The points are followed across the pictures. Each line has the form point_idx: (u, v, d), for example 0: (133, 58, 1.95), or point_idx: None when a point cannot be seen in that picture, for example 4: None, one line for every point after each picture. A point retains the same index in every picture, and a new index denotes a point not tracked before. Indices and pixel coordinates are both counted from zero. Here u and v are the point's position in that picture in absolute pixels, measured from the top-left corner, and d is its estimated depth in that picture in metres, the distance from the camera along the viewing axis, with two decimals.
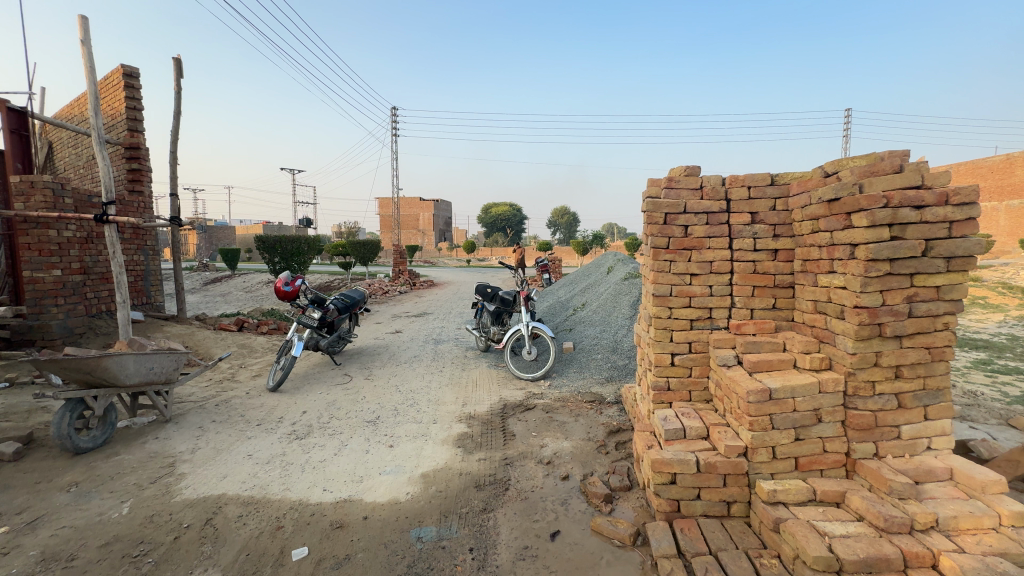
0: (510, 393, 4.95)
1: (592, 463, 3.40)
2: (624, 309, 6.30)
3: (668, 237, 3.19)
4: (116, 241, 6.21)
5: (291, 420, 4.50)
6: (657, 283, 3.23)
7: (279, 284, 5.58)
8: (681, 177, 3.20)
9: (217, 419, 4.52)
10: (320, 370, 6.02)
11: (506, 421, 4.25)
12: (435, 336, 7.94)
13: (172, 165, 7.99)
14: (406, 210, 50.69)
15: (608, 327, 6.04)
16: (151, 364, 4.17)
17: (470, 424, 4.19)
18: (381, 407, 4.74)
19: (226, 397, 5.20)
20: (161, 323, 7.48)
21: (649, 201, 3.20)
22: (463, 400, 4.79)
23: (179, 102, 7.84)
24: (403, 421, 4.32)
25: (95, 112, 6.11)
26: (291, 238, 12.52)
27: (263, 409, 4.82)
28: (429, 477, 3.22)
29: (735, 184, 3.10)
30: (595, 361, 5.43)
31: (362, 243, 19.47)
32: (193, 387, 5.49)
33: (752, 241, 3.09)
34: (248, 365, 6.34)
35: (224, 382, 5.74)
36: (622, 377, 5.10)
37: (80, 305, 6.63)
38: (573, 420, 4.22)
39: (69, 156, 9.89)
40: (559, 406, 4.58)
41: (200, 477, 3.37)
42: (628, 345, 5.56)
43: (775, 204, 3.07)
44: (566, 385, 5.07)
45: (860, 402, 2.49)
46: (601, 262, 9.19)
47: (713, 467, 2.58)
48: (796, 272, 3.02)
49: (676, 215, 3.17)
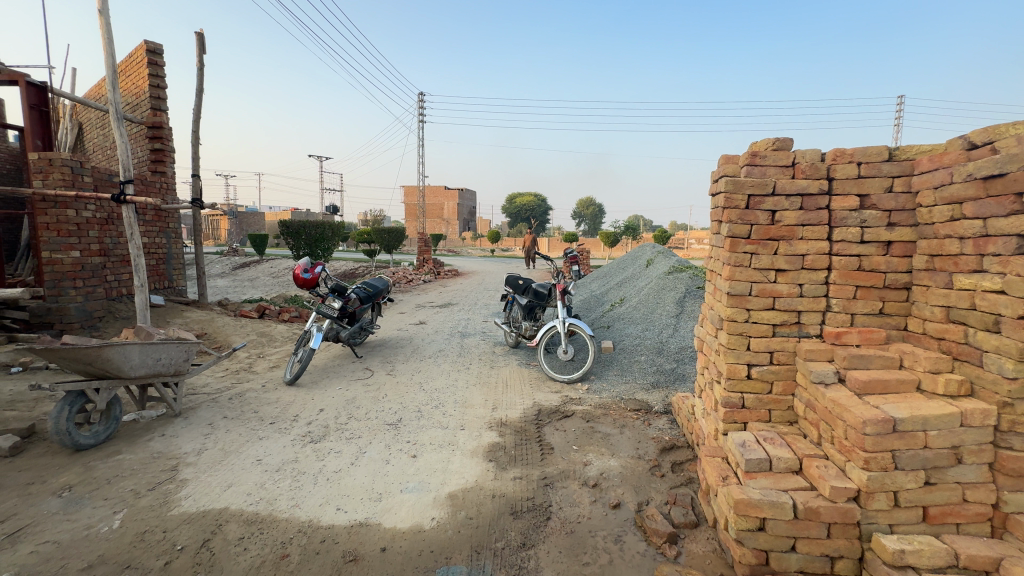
0: (545, 397, 4.48)
1: (646, 488, 2.91)
2: (669, 306, 5.72)
3: (750, 225, 2.64)
4: (134, 222, 5.97)
5: (307, 419, 4.13)
6: (733, 279, 2.70)
7: (298, 270, 5.19)
8: (768, 151, 2.64)
9: (229, 415, 4.19)
10: (340, 363, 5.67)
11: (542, 431, 3.79)
12: (461, 329, 7.52)
13: (194, 144, 7.74)
14: (431, 199, 50.49)
15: (651, 327, 5.48)
16: (158, 355, 3.85)
17: (502, 432, 3.74)
18: (403, 408, 4.33)
19: (240, 390, 4.88)
20: (182, 308, 7.27)
21: (728, 180, 2.65)
22: (493, 404, 4.34)
23: (202, 80, 7.55)
24: (428, 426, 3.90)
25: (112, 86, 5.83)
26: (315, 223, 12.26)
27: (279, 405, 4.48)
28: (458, 499, 2.78)
29: (839, 160, 2.51)
30: (638, 364, 4.90)
31: (386, 230, 19.21)
32: (208, 378, 5.20)
33: (859, 230, 2.51)
34: (267, 355, 6.05)
35: (240, 372, 5.45)
36: (671, 383, 4.55)
37: (100, 288, 6.44)
38: (618, 432, 3.73)
39: (98, 137, 9.80)
40: (600, 414, 4.09)
41: (202, 485, 3.01)
42: (675, 348, 5.00)
43: (893, 184, 2.47)
44: (607, 390, 4.56)
45: (1018, 441, 1.93)
46: (639, 254, 8.59)
47: (816, 514, 2.06)
48: (916, 270, 2.44)
49: (761, 198, 2.62)
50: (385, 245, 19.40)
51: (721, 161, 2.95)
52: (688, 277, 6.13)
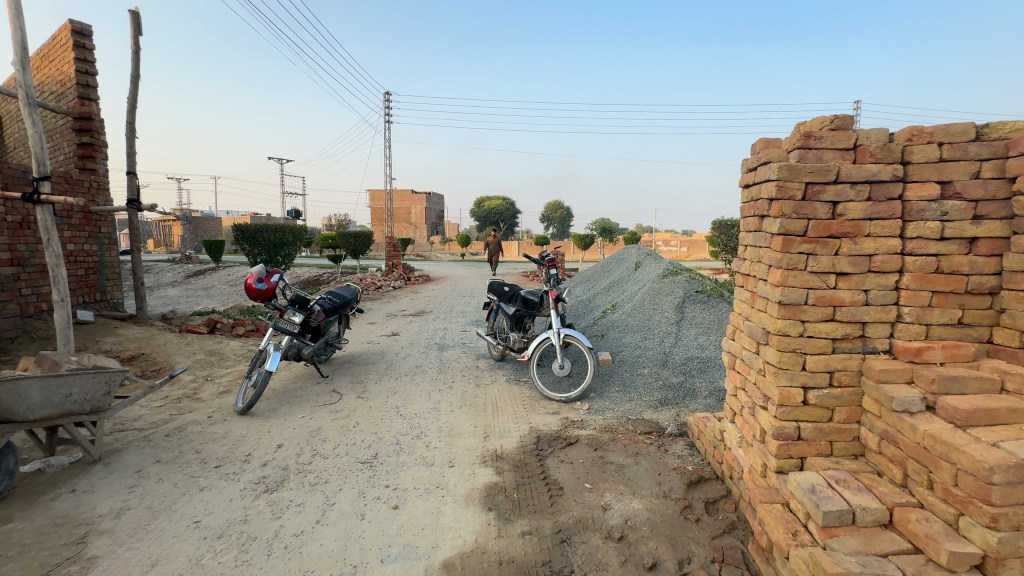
0: (542, 420, 3.94)
1: (683, 539, 2.41)
2: (667, 312, 5.29)
3: (806, 220, 2.20)
4: (51, 226, 5.07)
5: (261, 460, 3.43)
6: (786, 285, 2.25)
7: (250, 280, 4.45)
8: (826, 130, 2.21)
9: (164, 458, 3.44)
10: (302, 385, 4.96)
11: (546, 464, 3.25)
12: (439, 340, 6.90)
13: (129, 138, 6.82)
14: (398, 202, 49.25)
15: (651, 335, 5.02)
16: (68, 389, 3.07)
17: (500, 469, 3.17)
18: (379, 441, 3.68)
19: (181, 423, 4.12)
20: (115, 324, 6.35)
21: (781, 166, 2.20)
22: (484, 431, 3.76)
23: (137, 64, 6.65)
24: (410, 464, 3.28)
25: (22, 65, 4.93)
26: (274, 227, 11.32)
27: (227, 442, 3.76)
28: (455, 570, 2.19)
29: (915, 140, 2.10)
30: (641, 378, 4.42)
31: (351, 235, 18.22)
32: (141, 409, 4.40)
33: (938, 224, 2.10)
34: (216, 378, 5.27)
35: (183, 401, 4.66)
36: (680, 400, 4.10)
37: (13, 304, 5.50)
38: (633, 463, 3.23)
39: (17, 131, 8.65)
40: (608, 440, 3.59)
41: (117, 565, 2.30)
42: (680, 359, 4.55)
43: (980, 170, 2.06)
44: (611, 410, 4.06)
45: None
46: (624, 257, 8.17)
47: None
48: (1009, 271, 2.04)
49: (820, 186, 2.18)
50: (351, 250, 18.43)
51: (760, 145, 2.53)
52: (684, 280, 5.71)
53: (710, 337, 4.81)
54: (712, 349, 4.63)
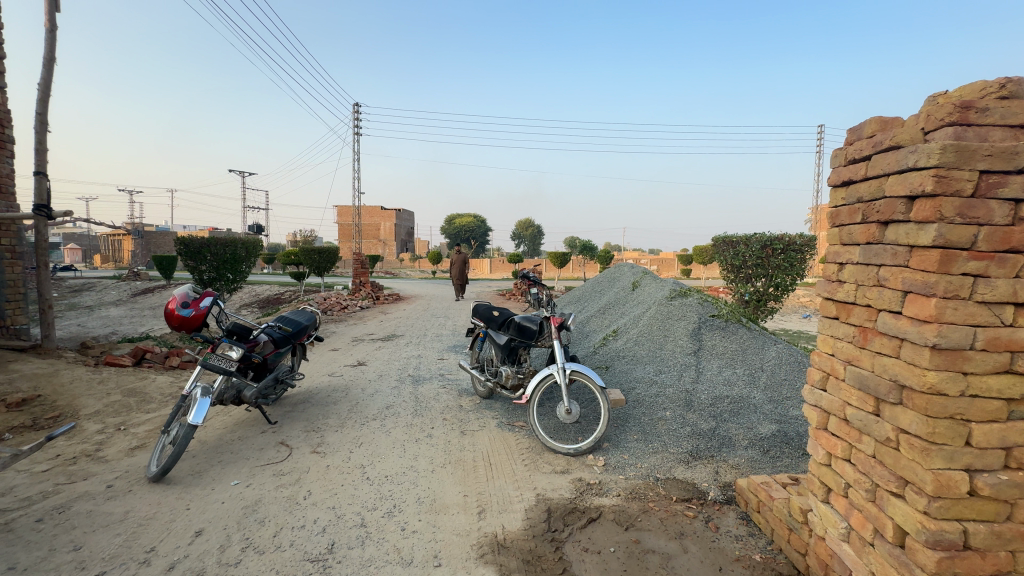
0: (549, 484, 3.11)
1: None
2: (682, 340, 4.57)
3: (978, 225, 1.52)
4: None
5: (167, 561, 2.44)
6: (945, 322, 1.54)
7: (173, 305, 3.46)
8: (994, 99, 1.56)
9: (20, 564, 2.39)
10: (241, 436, 3.96)
11: (566, 557, 2.40)
12: (412, 372, 5.95)
13: (40, 131, 5.70)
14: (366, 217, 47.80)
15: (667, 369, 4.28)
16: None
17: (504, 568, 2.30)
18: (336, 522, 2.74)
19: (64, 499, 3.05)
20: (8, 358, 5.13)
21: (941, 146, 1.53)
22: (477, 503, 2.89)
23: (52, 45, 5.59)
24: (378, 562, 2.37)
25: None
26: (222, 241, 10.01)
27: (125, 528, 2.74)
28: None
29: None
30: (663, 425, 3.65)
31: (315, 249, 16.97)
32: (16, 478, 3.30)
33: None
34: (130, 428, 4.17)
35: (78, 462, 3.57)
36: (716, 451, 3.35)
37: None
38: (682, 551, 2.42)
39: None
40: (639, 512, 2.78)
41: None
42: (707, 399, 3.82)
43: None
44: (633, 467, 3.27)
45: None
46: (617, 276, 7.52)
47: None
48: None
49: (998, 177, 1.51)
50: (316, 267, 17.16)
51: (873, 125, 1.87)
52: (696, 303, 5.03)
53: (737, 370, 4.12)
54: (742, 385, 3.93)
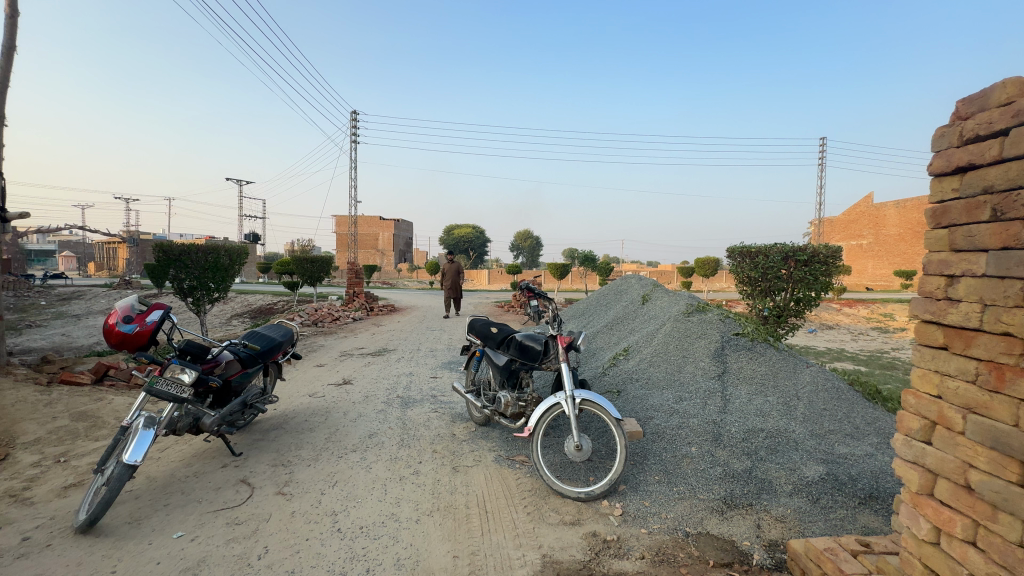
0: (558, 541, 2.56)
1: None
2: (704, 363, 4.05)
3: None
4: None
5: None
6: None
7: (112, 321, 2.94)
8: None
9: None
10: (197, 472, 3.40)
11: None
12: (402, 392, 5.40)
13: None
14: (364, 227, 47.42)
15: (689, 397, 3.75)
16: None
17: None
18: None
19: None
20: None
21: None
22: (469, 568, 2.34)
23: (14, 33, 5.13)
24: None
25: None
26: (204, 248, 9.50)
27: None
28: None
29: None
30: (690, 465, 3.12)
31: (309, 258, 16.47)
32: None
33: None
34: (71, 461, 3.60)
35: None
36: (754, 499, 2.82)
37: None
38: None
39: None
40: None
41: None
42: (739, 434, 3.29)
43: None
44: (657, 518, 2.73)
45: None
46: (624, 288, 7.02)
47: None
48: None
49: None
50: (309, 277, 16.62)
51: (1007, 89, 1.40)
52: (718, 320, 4.52)
53: (769, 399, 3.60)
54: (778, 417, 3.40)
